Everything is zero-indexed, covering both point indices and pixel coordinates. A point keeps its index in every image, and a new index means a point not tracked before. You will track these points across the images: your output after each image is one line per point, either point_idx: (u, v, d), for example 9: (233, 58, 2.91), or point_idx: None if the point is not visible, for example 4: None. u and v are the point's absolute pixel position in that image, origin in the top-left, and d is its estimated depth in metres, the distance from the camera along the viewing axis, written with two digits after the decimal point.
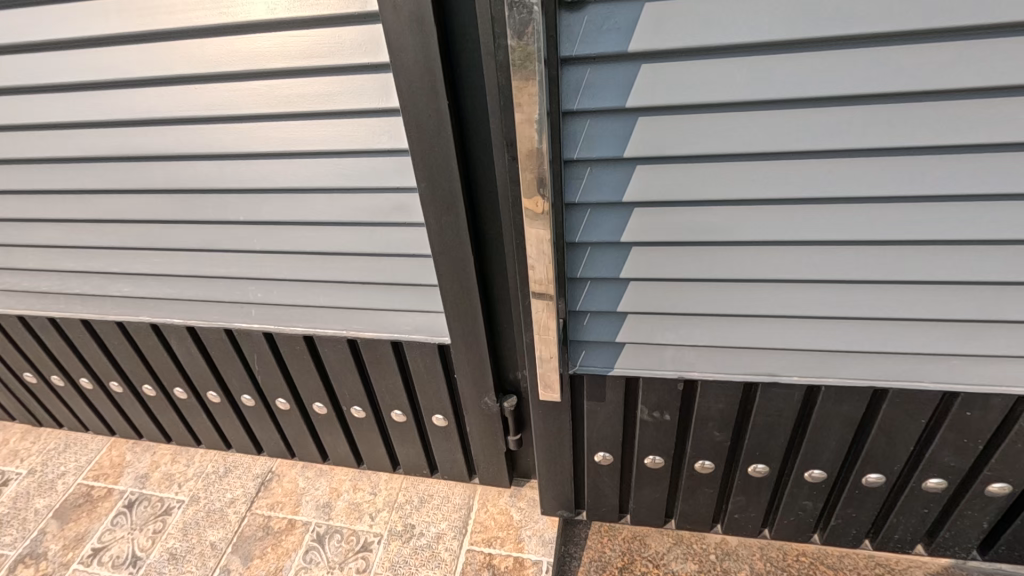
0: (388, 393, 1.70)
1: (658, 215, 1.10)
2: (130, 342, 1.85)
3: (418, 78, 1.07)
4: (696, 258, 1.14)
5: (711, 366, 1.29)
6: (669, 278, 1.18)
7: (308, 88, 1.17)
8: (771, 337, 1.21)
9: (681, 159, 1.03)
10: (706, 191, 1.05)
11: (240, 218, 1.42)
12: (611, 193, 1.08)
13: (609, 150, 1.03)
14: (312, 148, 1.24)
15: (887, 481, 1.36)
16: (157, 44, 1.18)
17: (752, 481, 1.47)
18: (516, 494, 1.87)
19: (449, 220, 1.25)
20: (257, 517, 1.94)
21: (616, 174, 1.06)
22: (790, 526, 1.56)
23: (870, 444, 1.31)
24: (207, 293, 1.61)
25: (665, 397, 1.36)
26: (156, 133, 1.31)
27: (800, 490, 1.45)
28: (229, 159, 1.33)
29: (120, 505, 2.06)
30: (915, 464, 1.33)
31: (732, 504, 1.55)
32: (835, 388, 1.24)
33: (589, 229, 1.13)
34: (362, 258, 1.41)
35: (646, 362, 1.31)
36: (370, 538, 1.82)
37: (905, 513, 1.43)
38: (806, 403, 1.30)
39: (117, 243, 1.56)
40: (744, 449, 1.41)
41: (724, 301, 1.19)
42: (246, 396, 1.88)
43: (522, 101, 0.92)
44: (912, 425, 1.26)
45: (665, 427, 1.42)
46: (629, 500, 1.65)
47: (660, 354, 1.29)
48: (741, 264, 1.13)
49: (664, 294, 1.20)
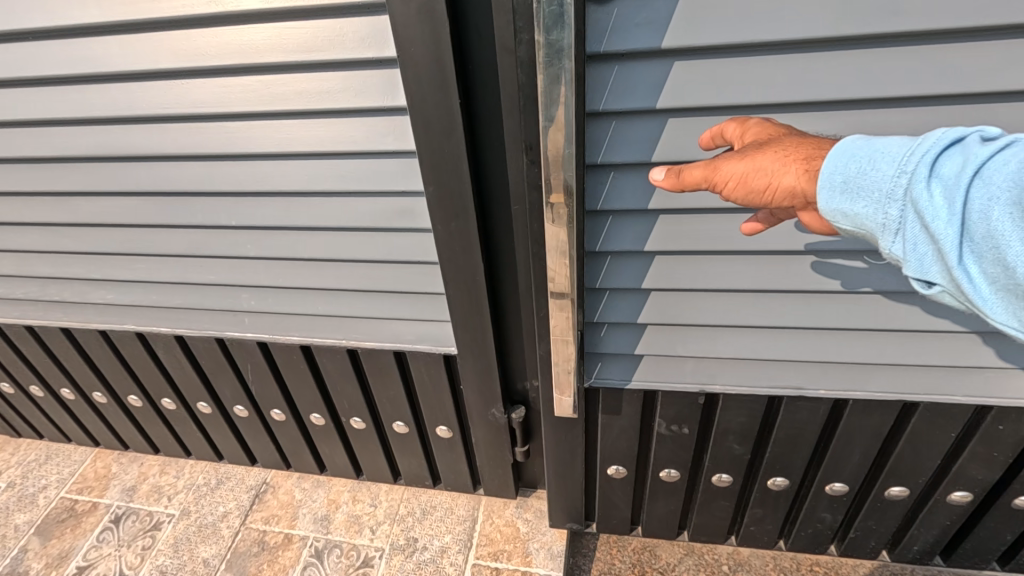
0: (389, 404, 1.63)
1: (684, 223, 1.03)
2: (114, 351, 1.75)
3: (429, 75, 0.99)
4: (722, 268, 1.08)
5: (734, 379, 1.23)
6: (692, 288, 1.11)
7: (305, 84, 1.08)
8: (798, 349, 1.16)
9: (711, 163, 0.96)
10: (736, 198, 0.99)
11: (231, 223, 1.33)
12: (635, 200, 1.01)
13: (635, 155, 0.96)
14: (311, 148, 1.16)
15: (911, 494, 1.33)
16: (139, 36, 1.08)
17: (771, 493, 1.42)
18: (523, 505, 1.81)
19: (459, 226, 1.18)
20: (252, 531, 1.86)
21: (642, 179, 0.99)
22: (807, 538, 1.52)
23: (895, 458, 1.27)
24: (196, 301, 1.52)
25: (683, 410, 1.30)
26: (138, 131, 1.22)
27: (819, 503, 1.41)
28: (219, 160, 1.23)
29: (106, 521, 1.96)
30: (941, 478, 1.29)
31: (748, 517, 1.50)
32: (863, 401, 1.19)
33: (611, 236, 1.06)
34: (363, 265, 1.33)
35: (666, 374, 1.25)
36: (371, 552, 1.75)
37: (927, 526, 1.39)
38: (831, 416, 1.25)
39: (98, 248, 1.46)
40: (764, 462, 1.36)
41: (750, 312, 1.13)
42: (239, 407, 1.79)
43: (550, 101, 0.85)
44: (941, 439, 1.21)
45: (682, 440, 1.36)
46: (641, 512, 1.60)
47: (680, 366, 1.24)
48: (770, 275, 1.07)
49: (687, 305, 1.14)
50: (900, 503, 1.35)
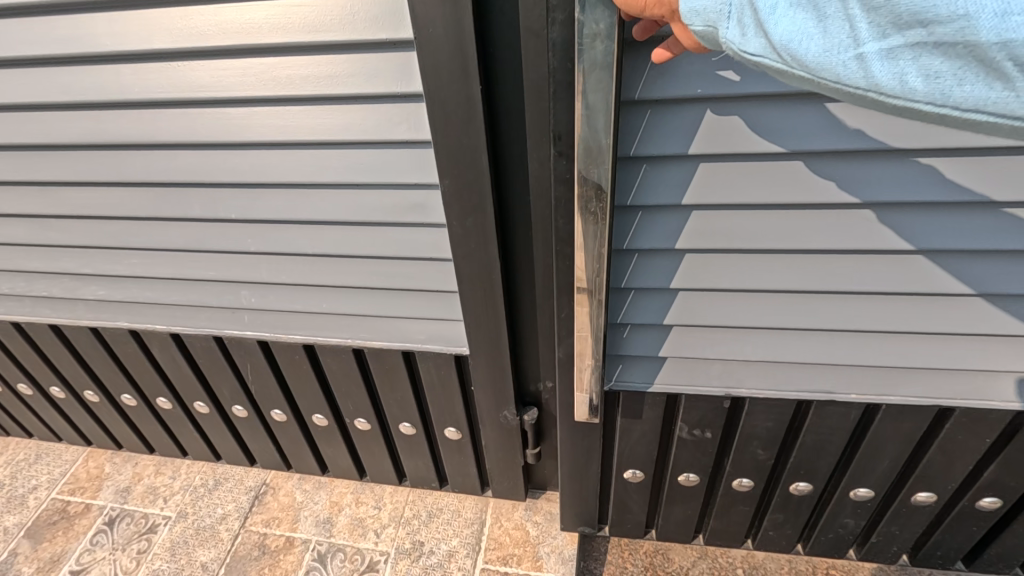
0: (396, 404, 1.56)
1: (718, 220, 0.97)
2: (106, 348, 1.68)
3: (447, 60, 0.92)
4: (756, 269, 1.02)
5: (761, 384, 1.18)
6: (723, 289, 1.06)
7: (312, 67, 1.00)
8: (832, 353, 1.11)
9: (752, 157, 0.90)
10: (778, 195, 0.92)
11: (230, 216, 1.25)
12: (669, 195, 0.95)
13: (671, 147, 0.90)
14: (317, 137, 1.09)
15: (938, 500, 1.29)
16: (130, 13, 0.99)
17: (793, 499, 1.38)
18: (532, 507, 1.77)
19: (475, 221, 1.11)
20: (252, 534, 1.80)
21: (677, 173, 0.93)
22: (827, 542, 1.48)
23: (926, 463, 1.23)
24: (193, 297, 1.45)
25: (707, 415, 1.26)
26: (130, 118, 1.14)
27: (843, 508, 1.37)
28: (218, 149, 1.16)
29: (99, 523, 1.89)
30: (971, 483, 1.25)
31: (767, 523, 1.47)
32: (897, 407, 1.15)
33: (641, 233, 1.01)
34: (371, 261, 1.26)
35: (691, 377, 1.20)
36: (376, 556, 1.70)
37: (952, 531, 1.35)
38: (861, 421, 1.21)
39: (88, 241, 1.38)
40: (787, 467, 1.32)
41: (784, 316, 1.07)
42: (238, 407, 1.72)
43: (583, 87, 0.78)
44: (976, 444, 1.17)
45: (704, 445, 1.32)
46: (656, 515, 1.57)
47: (706, 369, 1.19)
48: (809, 277, 1.01)
49: (717, 306, 1.08)
50: (929, 509, 1.32)
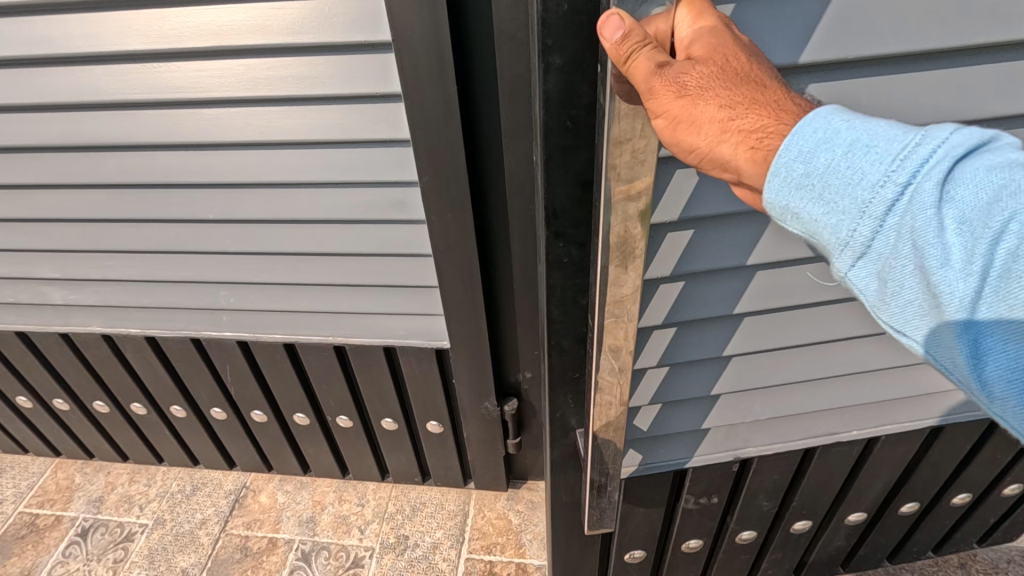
0: (378, 400, 1.59)
1: (739, 286, 1.00)
2: (77, 354, 1.64)
3: (425, 60, 0.96)
4: (772, 328, 1.07)
5: (768, 440, 1.27)
6: (739, 355, 1.10)
7: (293, 69, 1.02)
8: (839, 395, 1.19)
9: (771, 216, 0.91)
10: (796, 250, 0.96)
11: (208, 217, 1.26)
12: (700, 262, 0.95)
13: (706, 208, 0.89)
14: (297, 137, 1.11)
15: (919, 505, 1.46)
16: (105, 14, 1.00)
17: (791, 536, 1.48)
18: (514, 497, 1.81)
19: (454, 216, 1.15)
20: (234, 537, 1.79)
21: (708, 238, 0.93)
22: (819, 565, 1.60)
23: (915, 476, 1.38)
24: (170, 300, 1.44)
25: (712, 483, 1.32)
26: (104, 119, 1.13)
27: (836, 533, 1.49)
28: (195, 150, 1.16)
29: (72, 534, 1.85)
30: (950, 483, 1.44)
31: (767, 561, 1.55)
32: (894, 434, 1.28)
33: (677, 304, 1.00)
34: (351, 259, 1.29)
35: (706, 447, 1.26)
36: (361, 552, 1.72)
37: (928, 527, 1.53)
38: (863, 450, 1.32)
39: (59, 244, 1.36)
40: (792, 509, 1.41)
41: (796, 368, 1.13)
42: (217, 409, 1.71)
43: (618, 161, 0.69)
44: (955, 450, 1.34)
45: (710, 508, 1.38)
46: None
47: (717, 438, 1.25)
48: (820, 326, 1.07)
49: (731, 373, 1.13)
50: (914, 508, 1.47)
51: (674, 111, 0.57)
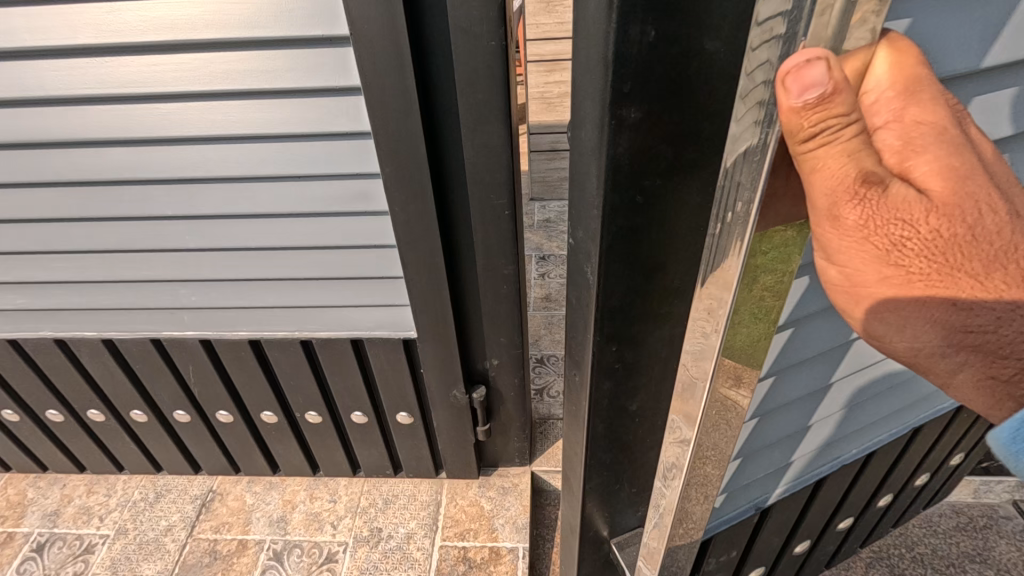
0: (347, 394, 1.60)
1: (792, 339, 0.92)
2: (27, 361, 1.59)
3: (383, 54, 0.99)
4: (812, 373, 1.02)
5: (789, 480, 1.25)
6: (781, 404, 1.04)
7: (251, 62, 1.04)
8: (856, 418, 1.22)
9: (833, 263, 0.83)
10: None
11: (166, 213, 1.25)
12: None
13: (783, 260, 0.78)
14: (257, 131, 1.12)
15: (893, 493, 1.56)
16: (51, 7, 0.98)
17: (792, 556, 1.50)
18: (485, 484, 1.85)
19: (417, 207, 1.18)
20: (202, 542, 1.76)
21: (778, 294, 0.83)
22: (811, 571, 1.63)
23: (896, 471, 1.46)
24: (127, 300, 1.41)
25: (733, 538, 1.25)
26: (53, 114, 1.11)
27: (828, 539, 1.54)
28: (150, 145, 1.15)
29: (26, 550, 1.77)
30: (919, 468, 1.54)
31: None
32: (887, 443, 1.35)
33: (781, 354, 0.93)
34: (316, 252, 1.30)
35: (738, 503, 1.20)
36: (335, 547, 1.72)
37: (897, 509, 1.63)
38: (863, 462, 1.36)
39: (6, 246, 1.32)
40: (799, 533, 1.42)
41: (824, 405, 1.12)
42: (180, 412, 1.68)
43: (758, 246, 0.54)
44: (927, 440, 1.44)
45: (727, 563, 1.32)
46: None
47: (748, 490, 1.19)
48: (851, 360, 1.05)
49: (770, 426, 1.06)
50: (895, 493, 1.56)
51: (870, 268, 0.53)
